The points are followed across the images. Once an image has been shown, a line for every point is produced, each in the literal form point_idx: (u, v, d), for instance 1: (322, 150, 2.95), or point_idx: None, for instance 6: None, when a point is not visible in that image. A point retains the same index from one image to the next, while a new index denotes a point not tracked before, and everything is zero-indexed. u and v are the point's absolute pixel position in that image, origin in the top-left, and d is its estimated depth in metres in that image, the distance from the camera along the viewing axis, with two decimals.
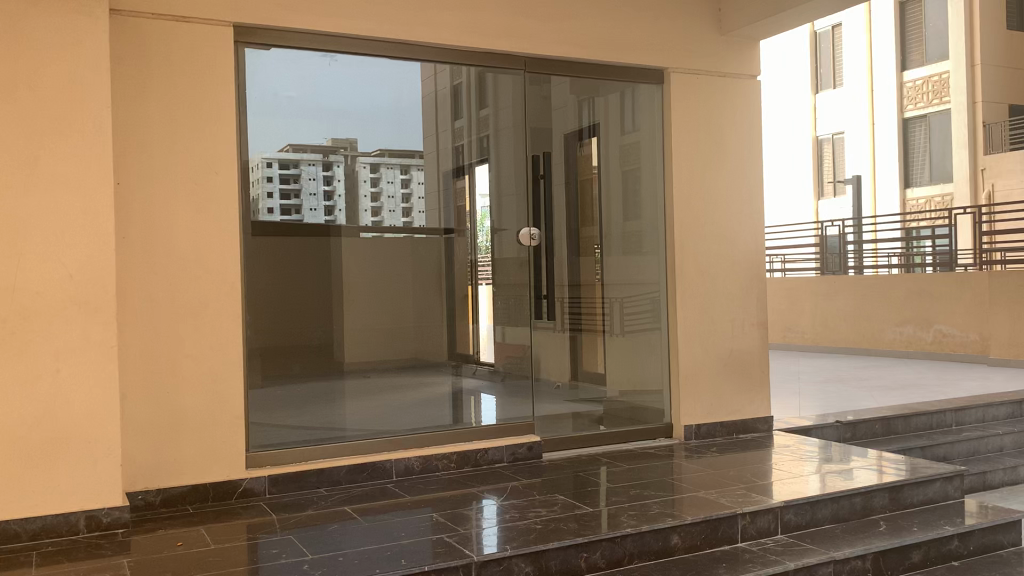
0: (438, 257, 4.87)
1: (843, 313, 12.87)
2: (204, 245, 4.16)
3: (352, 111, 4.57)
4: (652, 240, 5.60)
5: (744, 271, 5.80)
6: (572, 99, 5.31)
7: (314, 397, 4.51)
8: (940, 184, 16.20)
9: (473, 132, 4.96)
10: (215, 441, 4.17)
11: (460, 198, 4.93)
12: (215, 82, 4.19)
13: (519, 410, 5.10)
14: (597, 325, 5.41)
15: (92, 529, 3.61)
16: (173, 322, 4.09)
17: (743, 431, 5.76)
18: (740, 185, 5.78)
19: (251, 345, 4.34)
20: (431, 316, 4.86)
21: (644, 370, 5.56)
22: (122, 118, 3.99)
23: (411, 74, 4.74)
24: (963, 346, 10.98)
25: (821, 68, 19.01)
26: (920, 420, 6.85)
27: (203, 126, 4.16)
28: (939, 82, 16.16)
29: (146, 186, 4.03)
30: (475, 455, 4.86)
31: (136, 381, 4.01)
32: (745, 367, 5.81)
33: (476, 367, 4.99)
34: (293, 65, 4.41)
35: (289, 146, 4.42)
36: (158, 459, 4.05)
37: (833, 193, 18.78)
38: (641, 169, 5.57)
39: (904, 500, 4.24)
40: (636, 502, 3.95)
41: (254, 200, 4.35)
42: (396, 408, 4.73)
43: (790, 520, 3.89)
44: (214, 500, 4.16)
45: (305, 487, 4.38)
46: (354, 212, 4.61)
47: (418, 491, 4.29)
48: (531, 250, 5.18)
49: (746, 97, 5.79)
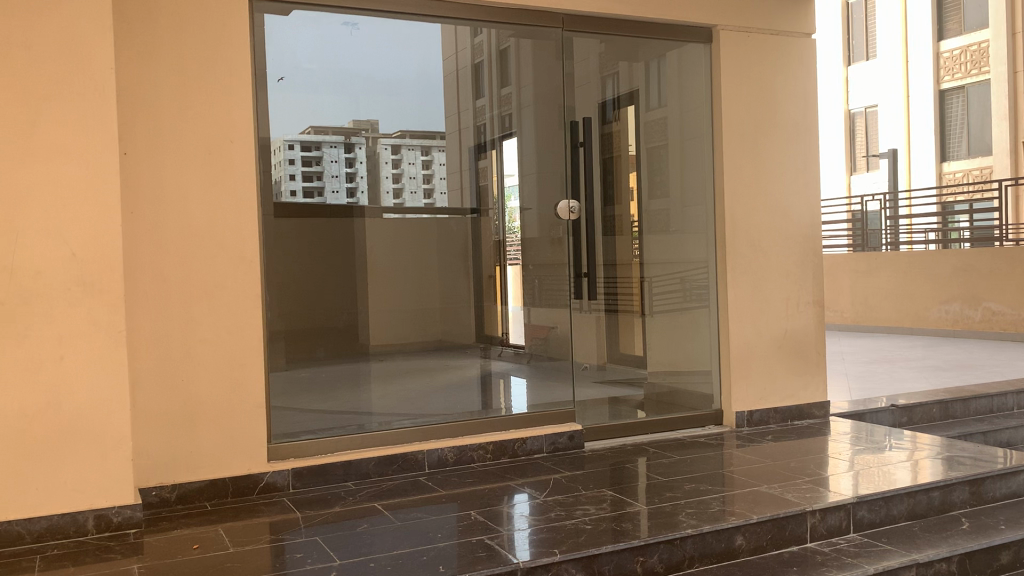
0: (466, 237, 4.54)
1: (885, 292, 12.42)
2: (219, 220, 3.84)
3: (377, 77, 4.24)
4: (687, 217, 5.20)
5: (798, 246, 5.41)
6: (595, 76, 4.90)
7: (338, 385, 4.20)
8: (979, 158, 15.62)
9: (494, 110, 4.59)
10: (234, 432, 3.87)
11: (485, 176, 4.57)
12: (228, 43, 3.85)
13: (555, 395, 4.76)
14: (635, 304, 5.05)
15: (101, 529, 3.33)
16: (188, 304, 3.78)
17: (799, 417, 5.40)
18: (789, 156, 5.36)
19: (271, 329, 4.03)
20: (459, 296, 4.53)
21: (686, 351, 5.21)
22: (129, 81, 3.66)
23: (436, 42, 4.40)
24: (1014, 325, 10.49)
25: (855, 40, 18.44)
26: (980, 403, 6.43)
27: (216, 90, 3.83)
28: (977, 52, 15.50)
29: (155, 156, 3.71)
30: (512, 445, 4.53)
31: (148, 367, 3.71)
32: (801, 349, 5.43)
33: (503, 348, 4.63)
34: (313, 32, 4.08)
35: (311, 128, 4.09)
36: (174, 451, 3.76)
37: (866, 167, 18.27)
38: (669, 145, 5.13)
39: (986, 494, 3.86)
40: (693, 499, 3.60)
41: (275, 183, 4.03)
42: (426, 395, 4.42)
43: (864, 517, 3.54)
44: (233, 495, 3.86)
45: (331, 481, 4.07)
46: (377, 194, 4.27)
47: (453, 485, 3.97)
48: (570, 225, 4.83)
49: (800, 57, 5.37)
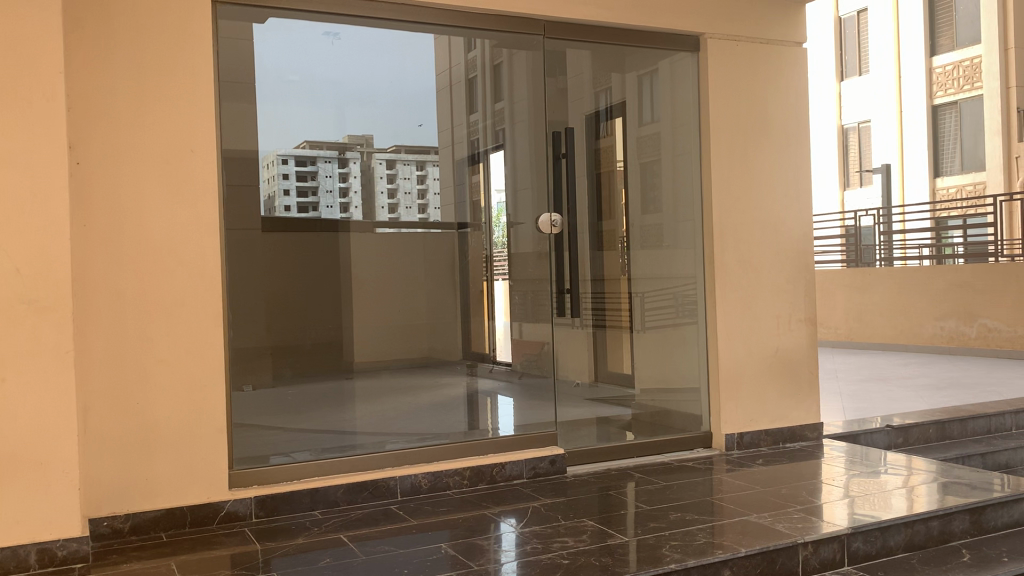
0: (451, 252, 4.35)
1: (879, 308, 12.26)
2: (179, 235, 3.65)
3: (351, 85, 4.06)
4: (678, 232, 5.02)
5: (791, 260, 5.24)
6: (589, 90, 4.74)
7: (312, 406, 4.00)
8: (972, 173, 15.50)
9: (488, 123, 4.43)
10: (193, 458, 3.67)
11: (476, 192, 4.40)
12: (191, 47, 3.67)
13: (540, 414, 4.56)
14: (623, 319, 4.86)
15: (44, 564, 3.13)
16: (144, 322, 3.59)
17: (791, 440, 5.21)
18: (780, 169, 5.20)
19: (234, 349, 3.83)
20: (443, 313, 4.33)
21: (676, 369, 5.01)
22: (82, 88, 3.48)
23: (419, 52, 4.24)
24: (1010, 342, 10.33)
25: (848, 55, 18.40)
26: (978, 424, 6.25)
27: (177, 98, 3.65)
28: (969, 67, 15.43)
29: (110, 166, 3.52)
30: (490, 470, 4.31)
31: (100, 389, 3.50)
32: (794, 368, 5.25)
33: (492, 365, 4.45)
34: (287, 39, 3.90)
35: (306, 142, 3.97)
36: (128, 478, 3.55)
37: (859, 183, 18.17)
38: (661, 160, 4.96)
39: (987, 523, 3.67)
40: (679, 530, 3.41)
41: (268, 198, 3.90)
42: (405, 415, 4.22)
43: (859, 549, 3.34)
44: (191, 525, 3.65)
45: (297, 510, 3.85)
46: (371, 210, 4.14)
47: (426, 514, 3.76)
48: (553, 239, 4.63)
49: (791, 66, 5.21)
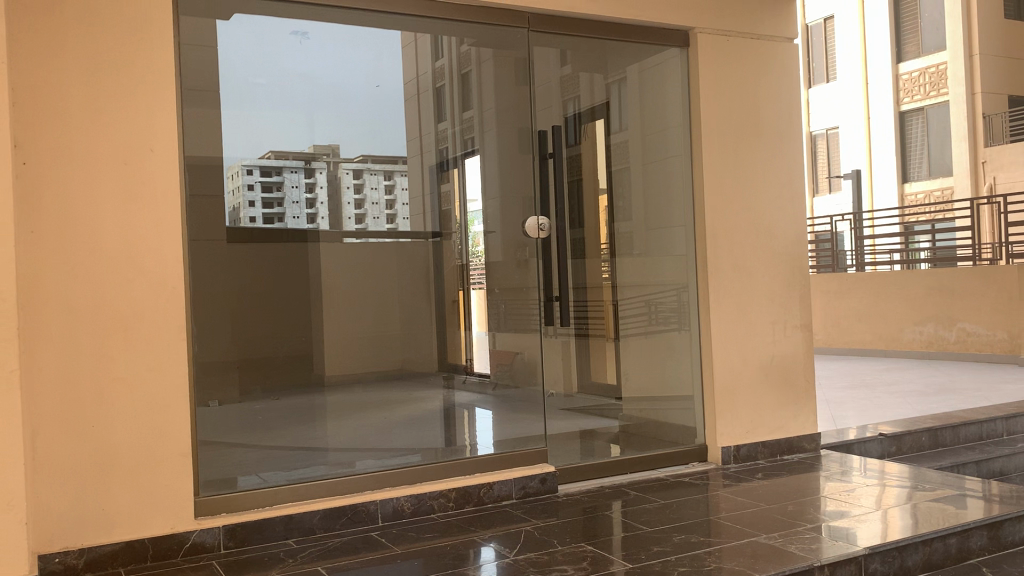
0: (427, 260, 4.10)
1: (856, 314, 12.20)
2: (138, 241, 3.36)
3: (324, 83, 3.80)
4: (661, 239, 4.80)
5: (783, 265, 5.04)
6: (556, 98, 4.47)
7: (285, 425, 3.72)
8: (939, 179, 15.52)
9: (456, 129, 4.17)
10: (155, 484, 3.37)
11: (447, 202, 4.15)
12: (149, 38, 3.39)
13: (524, 430, 4.31)
14: (606, 328, 4.62)
15: None
16: (101, 336, 3.29)
17: (788, 452, 5.01)
18: (773, 168, 5.01)
19: (198, 365, 3.53)
20: (420, 324, 4.08)
21: (665, 378, 4.79)
22: (28, 82, 3.18)
23: (392, 50, 3.98)
24: (988, 346, 10.29)
25: (815, 62, 18.46)
26: (969, 430, 6.09)
27: (135, 93, 3.36)
28: (935, 74, 15.47)
29: (60, 167, 3.22)
30: (477, 491, 4.06)
31: (51, 411, 3.19)
32: (790, 376, 5.06)
33: (466, 377, 4.18)
34: (253, 35, 3.64)
35: (271, 152, 3.70)
36: (83, 508, 3.24)
37: (829, 188, 18.27)
38: (631, 170, 4.72)
39: (1005, 539, 3.47)
40: (685, 555, 3.17)
41: (233, 209, 3.62)
42: (381, 433, 3.95)
43: (877, 570, 3.12)
44: (153, 560, 3.35)
45: (270, 539, 3.57)
46: (338, 220, 3.87)
47: (410, 541, 3.49)
48: (540, 243, 4.41)
49: (780, 62, 5.02)
